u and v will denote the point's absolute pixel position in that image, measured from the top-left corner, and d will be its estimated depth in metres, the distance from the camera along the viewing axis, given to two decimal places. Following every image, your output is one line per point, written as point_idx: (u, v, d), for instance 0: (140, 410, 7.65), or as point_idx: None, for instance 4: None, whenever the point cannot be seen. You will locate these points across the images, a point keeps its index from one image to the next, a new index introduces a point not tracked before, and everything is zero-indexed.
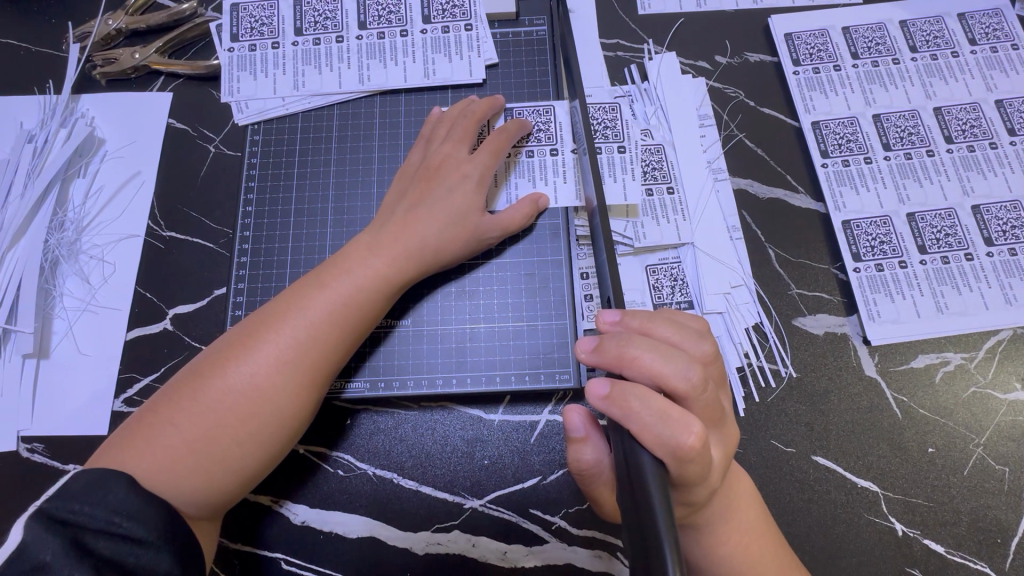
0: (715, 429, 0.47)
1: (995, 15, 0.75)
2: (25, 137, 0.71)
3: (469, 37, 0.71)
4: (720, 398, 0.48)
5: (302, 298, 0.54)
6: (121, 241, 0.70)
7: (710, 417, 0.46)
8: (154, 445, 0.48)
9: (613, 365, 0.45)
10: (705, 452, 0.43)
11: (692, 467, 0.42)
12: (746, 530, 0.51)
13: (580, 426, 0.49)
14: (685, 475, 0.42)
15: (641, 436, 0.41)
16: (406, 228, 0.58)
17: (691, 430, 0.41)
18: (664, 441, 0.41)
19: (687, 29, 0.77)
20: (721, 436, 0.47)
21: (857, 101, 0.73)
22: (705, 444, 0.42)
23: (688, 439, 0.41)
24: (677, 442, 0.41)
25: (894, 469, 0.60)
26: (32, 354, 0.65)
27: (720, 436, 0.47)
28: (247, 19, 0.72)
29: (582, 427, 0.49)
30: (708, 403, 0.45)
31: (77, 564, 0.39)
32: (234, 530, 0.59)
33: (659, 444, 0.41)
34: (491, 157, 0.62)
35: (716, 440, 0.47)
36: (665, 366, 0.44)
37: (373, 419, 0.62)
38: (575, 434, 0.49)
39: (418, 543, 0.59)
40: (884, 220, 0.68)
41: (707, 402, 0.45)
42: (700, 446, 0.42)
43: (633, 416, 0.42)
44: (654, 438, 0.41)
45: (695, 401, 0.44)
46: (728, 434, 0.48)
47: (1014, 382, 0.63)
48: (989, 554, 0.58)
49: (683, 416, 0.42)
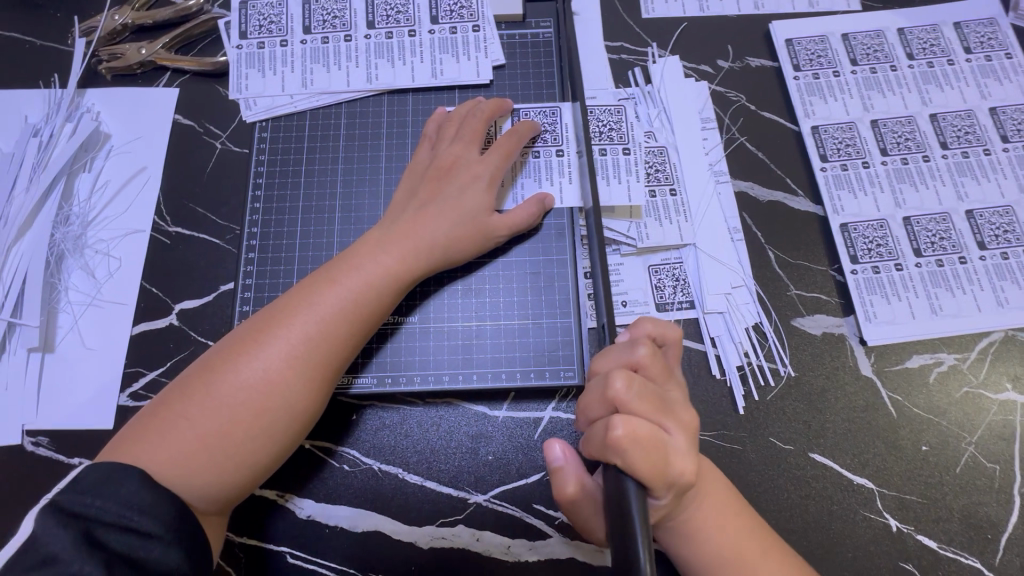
0: (670, 419, 0.49)
1: (990, 24, 0.77)
2: (29, 132, 0.71)
3: (477, 38, 0.72)
4: (662, 388, 0.50)
5: (313, 294, 0.55)
6: (127, 236, 0.70)
7: (655, 411, 0.48)
8: (168, 438, 0.49)
9: (582, 407, 0.51)
10: (650, 448, 0.45)
11: (640, 458, 0.45)
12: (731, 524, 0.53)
13: (558, 456, 0.54)
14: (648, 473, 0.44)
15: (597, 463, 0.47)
16: (415, 227, 0.59)
17: (618, 431, 0.45)
18: (607, 451, 0.45)
19: (691, 33, 0.78)
20: (676, 423, 0.49)
21: (856, 107, 0.74)
22: (637, 435, 0.45)
23: (620, 441, 0.45)
24: (610, 443, 0.45)
25: (889, 466, 0.62)
26: (37, 348, 0.65)
27: (676, 422, 0.49)
28: (255, 17, 0.73)
29: (560, 455, 0.54)
30: (642, 397, 0.48)
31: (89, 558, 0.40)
32: (240, 524, 0.60)
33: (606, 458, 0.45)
34: (502, 158, 0.63)
35: (676, 427, 0.48)
36: (596, 393, 0.49)
37: (378, 415, 0.63)
38: (553, 463, 0.54)
39: (423, 537, 0.60)
40: (880, 223, 0.69)
41: (640, 396, 0.48)
42: (633, 436, 0.45)
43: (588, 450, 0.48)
44: (601, 452, 0.46)
45: (628, 401, 0.47)
46: (681, 417, 0.50)
47: (1005, 382, 0.64)
48: (980, 549, 0.59)
49: (611, 419, 0.46)
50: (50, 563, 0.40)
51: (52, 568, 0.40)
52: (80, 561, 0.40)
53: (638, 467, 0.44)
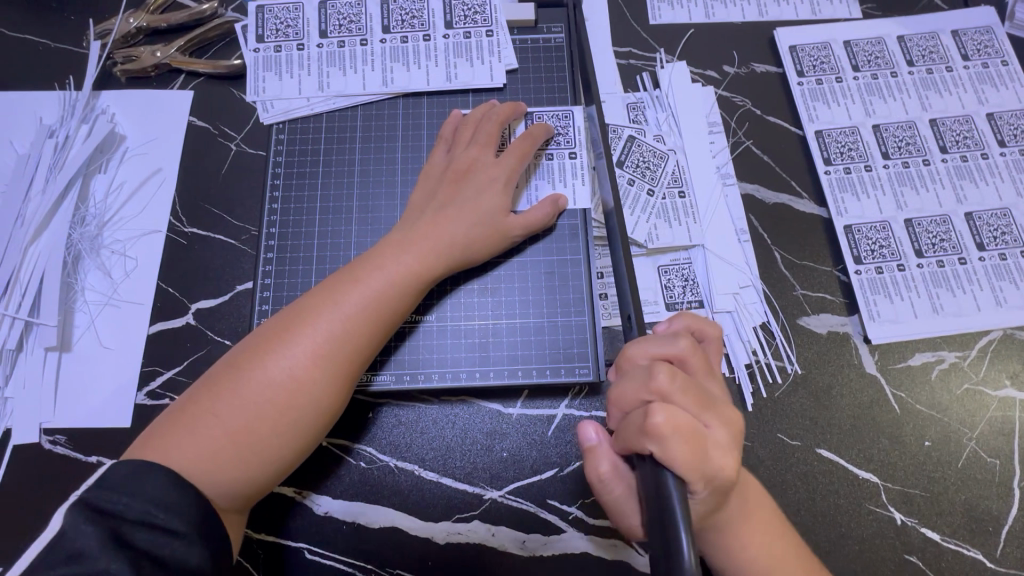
0: (711, 413, 0.49)
1: (987, 32, 0.79)
2: (45, 133, 0.72)
3: (490, 42, 0.73)
4: (703, 383, 0.51)
5: (336, 293, 0.56)
6: (143, 236, 0.71)
7: (699, 402, 0.48)
8: (196, 434, 0.49)
9: (612, 396, 0.51)
10: (692, 439, 0.45)
11: (681, 449, 0.44)
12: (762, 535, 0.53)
13: (592, 436, 0.54)
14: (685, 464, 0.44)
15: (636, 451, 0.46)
16: (436, 227, 0.60)
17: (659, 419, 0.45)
18: (645, 438, 0.45)
19: (698, 39, 0.80)
20: (717, 417, 0.49)
21: (858, 112, 0.76)
22: (679, 425, 0.45)
23: (662, 429, 0.44)
24: (650, 430, 0.45)
25: (894, 461, 0.64)
26: (54, 347, 0.66)
27: (718, 416, 0.49)
28: (272, 21, 0.74)
29: (594, 436, 0.53)
30: (686, 388, 0.48)
31: (116, 554, 0.41)
32: (258, 521, 0.61)
33: (643, 445, 0.45)
34: (518, 161, 0.65)
35: (718, 421, 0.49)
36: (635, 382, 0.49)
37: (395, 413, 0.64)
38: (587, 442, 0.53)
39: (439, 532, 0.61)
40: (883, 225, 0.71)
41: (685, 388, 0.48)
42: (675, 426, 0.45)
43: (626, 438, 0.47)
44: (637, 438, 0.46)
45: (671, 393, 0.47)
46: (724, 413, 0.50)
47: (1004, 379, 0.66)
48: (981, 541, 0.61)
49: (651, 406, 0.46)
50: (75, 560, 0.41)
51: (78, 564, 0.41)
52: (107, 559, 0.41)
53: (677, 458, 0.43)
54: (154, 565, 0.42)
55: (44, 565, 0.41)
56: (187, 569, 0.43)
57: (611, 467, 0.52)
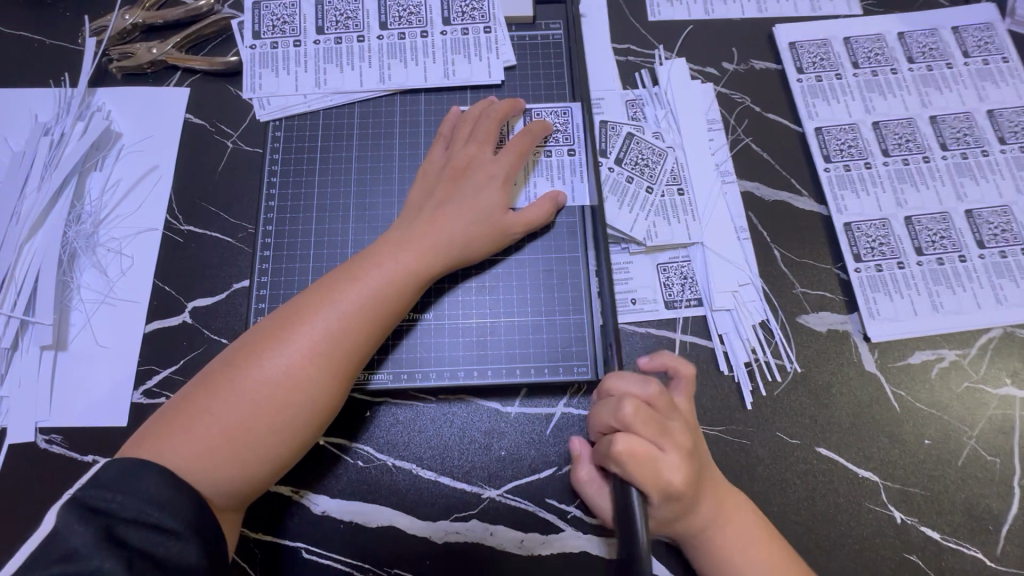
0: (666, 442, 0.51)
1: (987, 29, 0.79)
2: (40, 130, 0.72)
3: (488, 39, 0.73)
4: (665, 414, 0.52)
5: (333, 291, 0.55)
6: (139, 234, 0.70)
7: (655, 433, 0.51)
8: (192, 433, 0.49)
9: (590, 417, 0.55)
10: (645, 464, 0.50)
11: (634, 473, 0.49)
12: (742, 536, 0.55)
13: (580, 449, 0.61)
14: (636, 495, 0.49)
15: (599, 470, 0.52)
16: (433, 226, 0.60)
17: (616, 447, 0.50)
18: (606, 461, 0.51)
19: (697, 36, 0.79)
20: (674, 445, 0.51)
21: (858, 109, 0.76)
22: (634, 453, 0.50)
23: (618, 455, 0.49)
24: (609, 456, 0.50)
25: (893, 460, 0.63)
26: (49, 346, 0.65)
27: (673, 447, 0.51)
28: (269, 17, 0.74)
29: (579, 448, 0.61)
30: (646, 420, 0.50)
31: (110, 553, 0.41)
32: (255, 520, 0.60)
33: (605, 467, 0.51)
34: (516, 159, 0.65)
35: (672, 453, 0.51)
36: (603, 410, 0.53)
37: (392, 412, 0.64)
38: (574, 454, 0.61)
39: (437, 531, 0.61)
40: (883, 223, 0.71)
41: (644, 421, 0.50)
42: (629, 454, 0.49)
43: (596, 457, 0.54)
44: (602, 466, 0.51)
45: (631, 424, 0.50)
46: (679, 441, 0.52)
47: (1004, 377, 0.66)
48: (981, 540, 0.61)
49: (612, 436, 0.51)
50: (70, 558, 0.41)
51: (72, 563, 0.40)
52: (102, 557, 0.41)
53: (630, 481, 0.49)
54: (149, 564, 0.42)
55: (37, 563, 0.41)
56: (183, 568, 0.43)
57: (591, 472, 0.60)
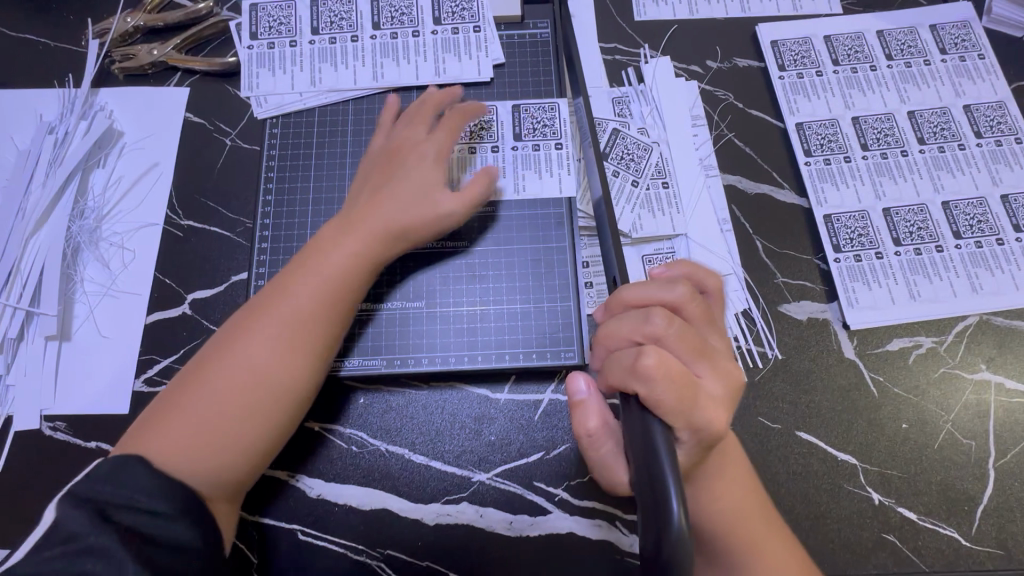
0: (706, 363, 0.50)
1: (964, 27, 0.81)
2: (45, 129, 0.74)
3: (478, 38, 0.75)
4: (702, 333, 0.52)
5: (286, 283, 0.58)
6: (140, 229, 0.73)
7: (693, 350, 0.50)
8: (168, 430, 0.52)
9: (600, 335, 0.53)
10: (681, 382, 0.47)
11: (669, 391, 0.46)
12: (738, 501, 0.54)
13: (581, 390, 0.53)
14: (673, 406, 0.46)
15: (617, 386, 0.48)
16: (376, 208, 0.62)
17: (650, 358, 0.47)
18: (632, 379, 0.47)
19: (681, 35, 0.81)
20: (712, 367, 0.51)
21: (838, 105, 0.78)
22: (669, 370, 0.47)
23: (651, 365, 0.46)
24: (639, 371, 0.47)
25: (871, 442, 0.65)
26: (54, 337, 0.68)
27: (715, 368, 0.51)
28: (265, 19, 0.76)
29: (583, 390, 0.53)
30: (682, 335, 0.50)
31: (102, 531, 0.43)
32: (253, 503, 0.62)
33: (629, 384, 0.47)
34: (449, 137, 0.66)
35: (711, 373, 0.50)
36: (631, 324, 0.51)
37: (385, 399, 0.66)
38: (575, 397, 0.53)
39: (429, 514, 0.63)
40: (862, 215, 0.73)
41: (680, 336, 0.49)
42: (665, 371, 0.47)
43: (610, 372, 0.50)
44: (625, 376, 0.48)
45: (665, 338, 0.49)
46: (722, 365, 0.51)
47: (980, 362, 0.68)
48: (957, 520, 0.63)
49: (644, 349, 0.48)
50: (71, 540, 0.43)
51: (73, 545, 0.43)
52: (97, 535, 0.43)
53: (664, 398, 0.46)
54: (144, 543, 0.44)
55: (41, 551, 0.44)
56: (177, 547, 0.46)
57: (599, 422, 0.52)
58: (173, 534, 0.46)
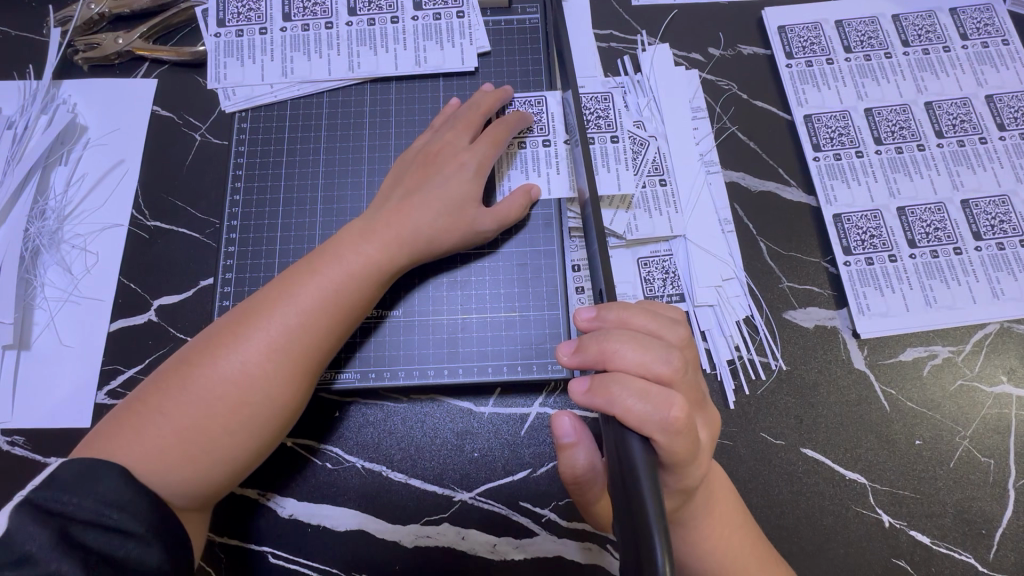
0: (700, 411, 0.48)
1: (986, 10, 0.75)
2: (2, 124, 0.69)
3: (461, 24, 0.70)
4: (698, 380, 0.49)
5: (293, 285, 0.53)
6: (105, 230, 0.68)
7: (693, 399, 0.46)
8: (144, 433, 0.47)
9: (596, 352, 0.45)
10: (691, 434, 0.43)
11: (681, 445, 0.42)
12: (726, 534, 0.50)
13: (568, 431, 0.51)
14: (675, 453, 0.42)
15: (625, 422, 0.41)
16: (400, 216, 0.58)
17: (674, 404, 0.42)
18: (648, 423, 0.41)
19: (681, 20, 0.76)
20: (705, 417, 0.48)
21: (850, 95, 0.73)
22: (688, 422, 0.42)
23: (673, 412, 0.41)
24: (661, 420, 0.41)
25: (881, 461, 0.61)
26: (12, 345, 0.64)
27: (706, 418, 0.48)
28: (234, 4, 0.71)
29: (571, 432, 0.51)
30: (690, 383, 0.45)
31: (65, 557, 0.38)
32: (221, 523, 0.59)
33: (643, 427, 0.40)
34: (491, 147, 0.62)
35: (703, 422, 0.48)
36: (645, 354, 0.44)
37: (363, 412, 0.62)
38: (564, 439, 0.51)
39: (407, 536, 0.59)
40: (874, 214, 0.68)
41: (689, 385, 0.45)
42: (685, 423, 0.42)
43: (616, 401, 0.42)
44: (643, 418, 0.41)
45: (677, 382, 0.44)
46: (711, 415, 0.49)
47: (1001, 374, 0.63)
48: (973, 545, 0.58)
49: (666, 393, 0.42)
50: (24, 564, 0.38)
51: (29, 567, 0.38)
52: (58, 561, 0.38)
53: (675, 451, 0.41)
54: (106, 566, 0.40)
55: None
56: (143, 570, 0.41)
57: (586, 459, 0.51)
58: (141, 560, 0.41)
